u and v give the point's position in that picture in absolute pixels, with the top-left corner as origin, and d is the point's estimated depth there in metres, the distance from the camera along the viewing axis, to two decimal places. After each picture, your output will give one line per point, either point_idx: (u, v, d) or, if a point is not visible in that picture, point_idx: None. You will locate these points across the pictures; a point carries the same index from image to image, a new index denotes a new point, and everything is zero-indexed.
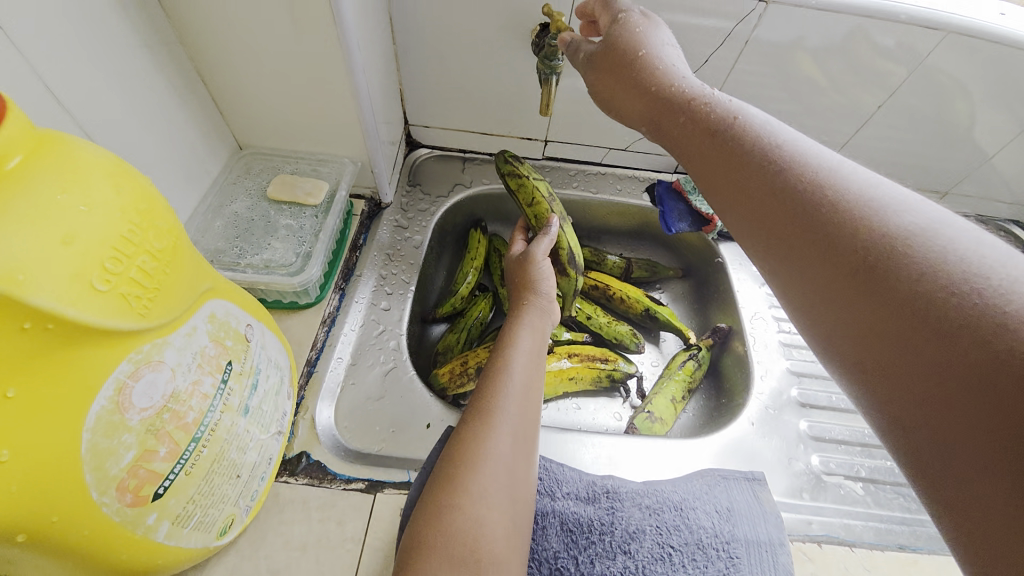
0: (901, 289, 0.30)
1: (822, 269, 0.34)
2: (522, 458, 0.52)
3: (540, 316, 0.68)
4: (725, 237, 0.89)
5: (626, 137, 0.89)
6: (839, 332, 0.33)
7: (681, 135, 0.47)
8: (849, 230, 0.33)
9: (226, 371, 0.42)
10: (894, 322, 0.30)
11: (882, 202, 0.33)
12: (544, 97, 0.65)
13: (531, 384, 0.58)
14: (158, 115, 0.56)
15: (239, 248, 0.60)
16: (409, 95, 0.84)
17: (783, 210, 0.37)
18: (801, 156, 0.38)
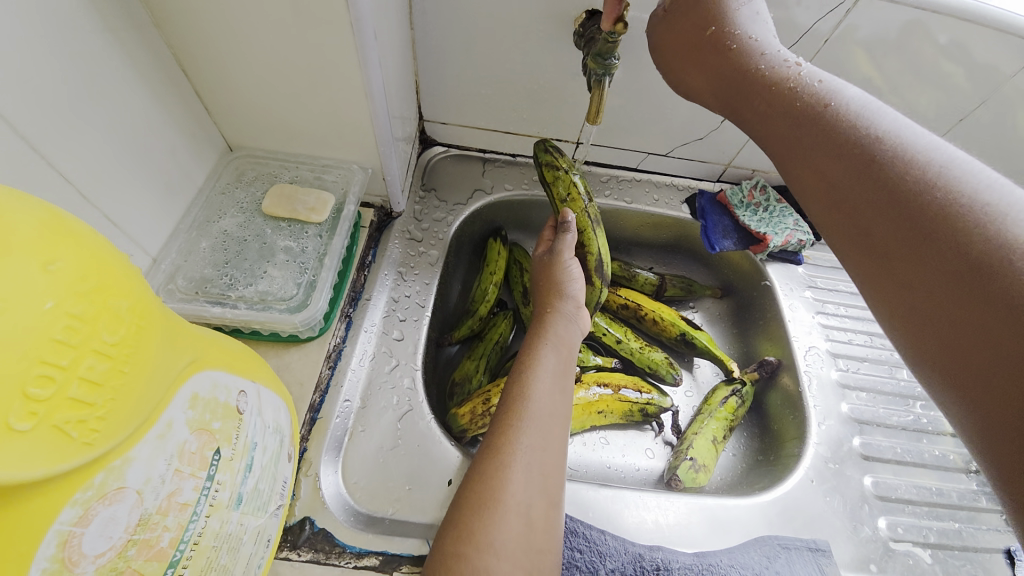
0: (1010, 294, 0.28)
1: (924, 262, 0.32)
2: (544, 501, 0.45)
3: (567, 328, 0.58)
4: (774, 257, 0.81)
5: (669, 141, 0.79)
6: (926, 330, 0.32)
7: (762, 118, 0.45)
8: (954, 230, 0.31)
9: (214, 462, 0.33)
10: (998, 324, 0.28)
11: (997, 205, 0.31)
12: (593, 103, 0.55)
13: (555, 413, 0.50)
14: (130, 117, 0.45)
15: (229, 277, 0.51)
16: (426, 87, 0.73)
17: (888, 192, 0.35)
18: (904, 148, 0.36)
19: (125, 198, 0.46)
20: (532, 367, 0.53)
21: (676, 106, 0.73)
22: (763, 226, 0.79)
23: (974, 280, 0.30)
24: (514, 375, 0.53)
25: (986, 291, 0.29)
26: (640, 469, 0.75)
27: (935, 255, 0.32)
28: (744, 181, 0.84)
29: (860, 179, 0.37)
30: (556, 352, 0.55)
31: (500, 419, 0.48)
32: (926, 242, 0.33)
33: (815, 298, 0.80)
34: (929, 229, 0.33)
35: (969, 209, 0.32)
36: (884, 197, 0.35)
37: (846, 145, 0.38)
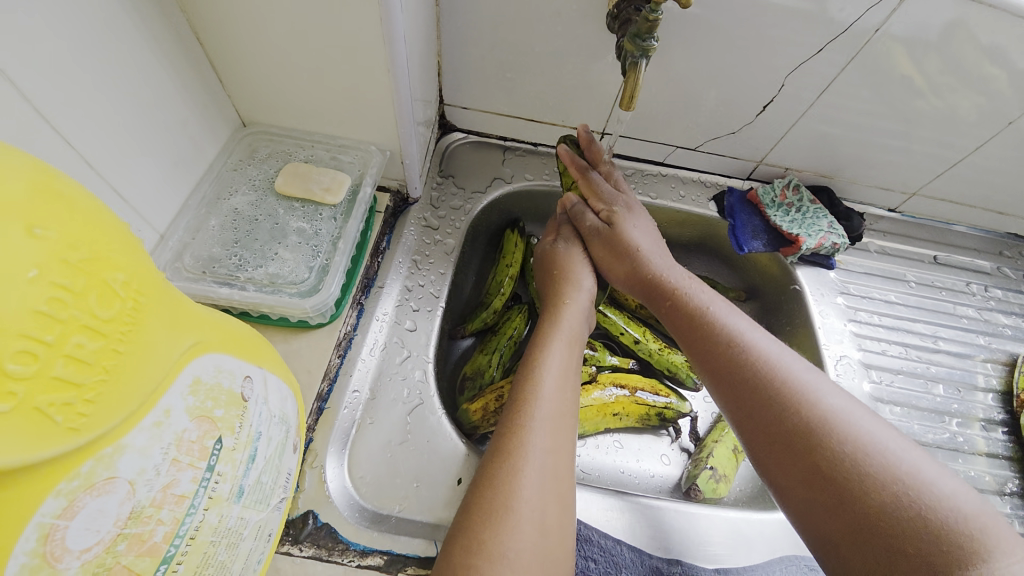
0: (810, 453, 0.41)
1: (777, 465, 0.43)
2: (557, 505, 0.43)
3: (577, 322, 0.56)
4: (804, 261, 0.77)
5: (699, 135, 0.76)
6: (787, 477, 0.42)
7: (669, 313, 0.56)
8: (786, 421, 0.43)
9: (214, 452, 0.31)
10: (810, 466, 0.41)
11: (807, 392, 0.44)
12: (627, 87, 0.52)
13: (562, 414, 0.47)
14: (139, 86, 0.43)
15: (238, 258, 0.49)
16: (448, 68, 0.70)
17: (754, 389, 0.46)
18: (758, 356, 0.48)
19: (133, 169, 0.44)
20: (540, 364, 0.50)
21: (710, 98, 0.69)
22: (795, 227, 0.75)
23: (824, 478, 0.40)
24: (522, 374, 0.50)
25: (828, 469, 0.40)
26: (655, 475, 0.72)
27: (784, 474, 0.42)
28: (776, 179, 0.80)
29: (731, 394, 0.48)
30: (566, 348, 0.53)
31: (508, 420, 0.46)
32: (777, 431, 0.44)
33: (847, 305, 0.76)
34: (779, 416, 0.44)
35: (795, 400, 0.44)
36: (755, 403, 0.46)
37: (724, 356, 0.49)
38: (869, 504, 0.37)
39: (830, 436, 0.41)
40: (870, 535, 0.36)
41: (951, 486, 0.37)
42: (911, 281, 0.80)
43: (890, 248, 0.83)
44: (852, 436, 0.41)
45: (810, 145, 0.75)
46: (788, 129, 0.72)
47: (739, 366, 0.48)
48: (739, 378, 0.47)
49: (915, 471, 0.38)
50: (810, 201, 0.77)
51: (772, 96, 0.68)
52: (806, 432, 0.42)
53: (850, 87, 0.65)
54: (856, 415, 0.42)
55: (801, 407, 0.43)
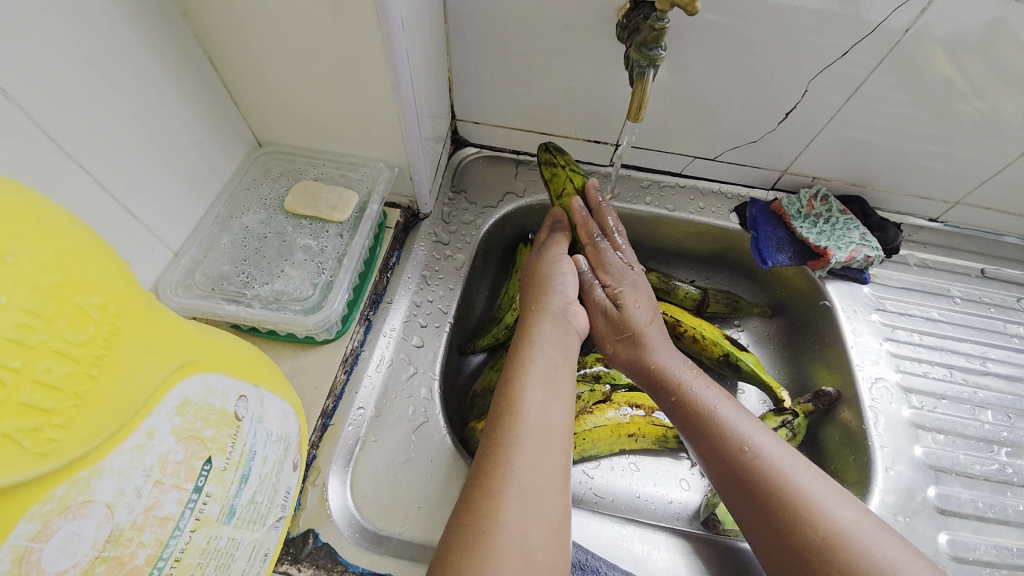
0: (754, 503, 0.44)
1: (750, 523, 0.45)
2: (551, 529, 0.40)
3: (558, 334, 0.54)
4: (835, 275, 0.73)
5: (718, 145, 0.73)
6: (746, 521, 0.45)
7: (625, 358, 0.56)
8: (731, 471, 0.46)
9: (202, 474, 0.31)
10: (765, 522, 0.43)
11: (743, 433, 0.47)
12: (635, 97, 0.50)
13: (551, 426, 0.45)
14: (151, 110, 0.45)
15: (246, 275, 0.50)
16: (459, 84, 0.70)
17: (715, 445, 0.48)
18: (690, 394, 0.51)
19: (146, 190, 0.46)
20: (521, 377, 0.48)
21: (727, 106, 0.67)
22: (823, 240, 0.70)
23: (778, 534, 0.42)
24: (504, 388, 0.48)
25: (778, 530, 0.42)
26: (673, 502, 0.68)
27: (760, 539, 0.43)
28: (803, 189, 0.76)
29: (694, 424, 0.50)
30: (549, 359, 0.50)
31: (490, 437, 0.44)
32: (749, 516, 0.45)
33: (883, 323, 0.71)
34: (732, 501, 0.46)
35: (733, 447, 0.47)
36: (716, 458, 0.47)
37: (692, 400, 0.51)
38: (798, 540, 0.41)
39: (784, 481, 0.43)
40: None
41: (854, 517, 0.41)
42: (957, 298, 0.74)
43: (931, 261, 0.77)
44: (754, 458, 0.45)
45: (838, 153, 0.70)
46: (814, 136, 0.69)
47: (708, 423, 0.49)
48: (710, 442, 0.48)
49: (844, 522, 0.40)
50: (840, 211, 0.73)
51: (795, 102, 0.64)
52: (767, 483, 0.44)
53: (880, 91, 0.61)
54: (794, 466, 0.45)
55: (752, 453, 0.46)
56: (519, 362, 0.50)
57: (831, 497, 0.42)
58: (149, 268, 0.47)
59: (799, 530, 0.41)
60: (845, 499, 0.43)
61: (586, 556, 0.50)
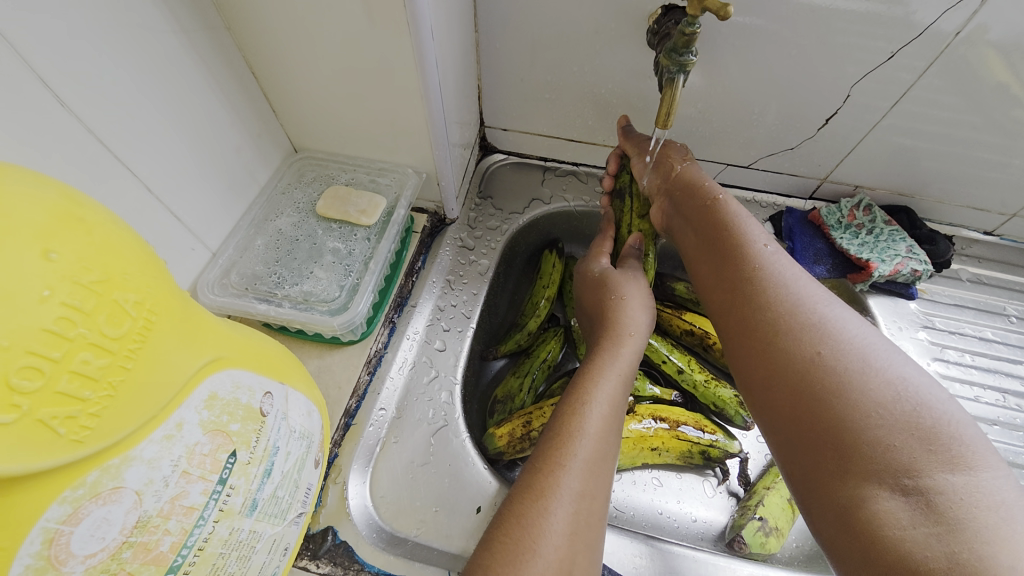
0: (787, 352, 0.43)
1: (798, 371, 0.41)
2: (586, 552, 0.40)
3: (631, 357, 0.52)
4: (877, 289, 0.69)
5: (752, 152, 0.71)
6: (751, 363, 0.45)
7: (693, 216, 0.56)
8: (773, 315, 0.45)
9: (227, 466, 0.32)
10: (782, 370, 0.42)
11: (809, 306, 0.45)
12: (664, 104, 0.49)
13: (606, 455, 0.45)
14: (194, 118, 0.48)
15: (278, 276, 0.52)
16: (488, 91, 0.71)
17: (758, 307, 0.46)
18: (771, 261, 0.49)
19: (188, 192, 0.48)
20: (592, 401, 0.47)
21: (762, 111, 0.64)
22: (865, 252, 0.67)
23: (830, 398, 0.39)
24: (568, 408, 0.47)
25: (837, 397, 0.38)
26: (697, 520, 0.66)
27: (808, 371, 0.41)
28: (843, 198, 0.72)
29: (741, 316, 0.48)
30: (619, 386, 0.49)
31: (545, 456, 0.44)
32: (804, 353, 0.41)
33: (931, 342, 0.66)
34: (792, 340, 0.43)
35: (784, 302, 0.45)
36: (791, 342, 0.43)
37: (749, 282, 0.48)
38: (874, 396, 0.37)
39: (836, 356, 0.40)
40: (840, 445, 0.37)
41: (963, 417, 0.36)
42: (1013, 317, 0.69)
43: (985, 276, 0.72)
44: (824, 335, 0.42)
45: (882, 161, 0.67)
46: (856, 143, 0.66)
47: (761, 294, 0.47)
48: (768, 295, 0.46)
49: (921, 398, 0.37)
50: (885, 222, 0.69)
51: (835, 107, 0.62)
52: (830, 344, 0.41)
53: (930, 96, 0.58)
54: (880, 352, 0.41)
55: (821, 336, 0.42)
56: (591, 385, 0.49)
57: (896, 365, 0.39)
58: (189, 266, 0.50)
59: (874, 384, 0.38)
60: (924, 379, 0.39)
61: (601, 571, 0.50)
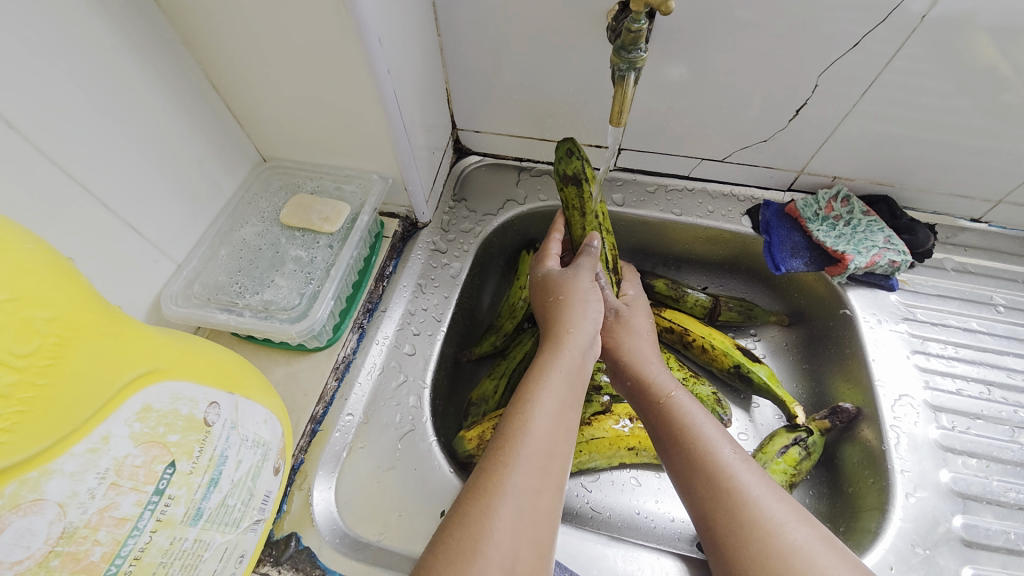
0: (713, 501, 0.46)
1: (690, 497, 0.48)
2: (534, 549, 0.40)
3: (577, 354, 0.52)
4: (857, 281, 0.67)
5: (725, 145, 0.70)
6: (710, 535, 0.45)
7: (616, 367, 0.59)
8: (694, 467, 0.48)
9: (164, 477, 0.32)
10: (720, 519, 0.45)
11: (714, 440, 0.49)
12: (615, 102, 0.49)
13: (552, 452, 0.44)
14: (152, 132, 0.49)
15: (240, 285, 0.52)
16: (457, 94, 0.71)
17: (694, 474, 0.48)
18: (679, 409, 0.52)
19: (146, 205, 0.49)
20: (535, 402, 0.46)
21: (732, 103, 0.63)
22: (841, 244, 0.66)
23: (711, 524, 0.45)
24: (511, 409, 0.47)
25: (717, 524, 0.45)
26: (675, 520, 0.65)
27: (694, 501, 0.47)
28: (822, 189, 0.71)
29: (664, 427, 0.52)
30: (564, 383, 0.49)
31: (493, 458, 0.43)
32: (689, 479, 0.48)
33: (912, 335, 0.64)
34: (681, 464, 0.49)
35: (699, 443, 0.49)
36: (689, 470, 0.48)
37: (671, 415, 0.52)
38: (739, 518, 0.44)
39: (742, 490, 0.45)
40: None
41: (803, 534, 0.42)
42: (1000, 307, 0.67)
43: (971, 265, 0.70)
44: (729, 467, 0.47)
45: (859, 150, 0.65)
46: (830, 133, 0.64)
47: (685, 434, 0.50)
48: (665, 425, 0.52)
49: (771, 517, 0.43)
50: (863, 213, 0.67)
51: (805, 98, 0.61)
52: (704, 462, 0.47)
53: (901, 82, 0.56)
54: (745, 470, 0.47)
55: (710, 448, 0.48)
56: (534, 386, 0.48)
57: (786, 500, 0.45)
58: (151, 278, 0.50)
59: (739, 504, 0.44)
60: (779, 497, 0.45)
61: None
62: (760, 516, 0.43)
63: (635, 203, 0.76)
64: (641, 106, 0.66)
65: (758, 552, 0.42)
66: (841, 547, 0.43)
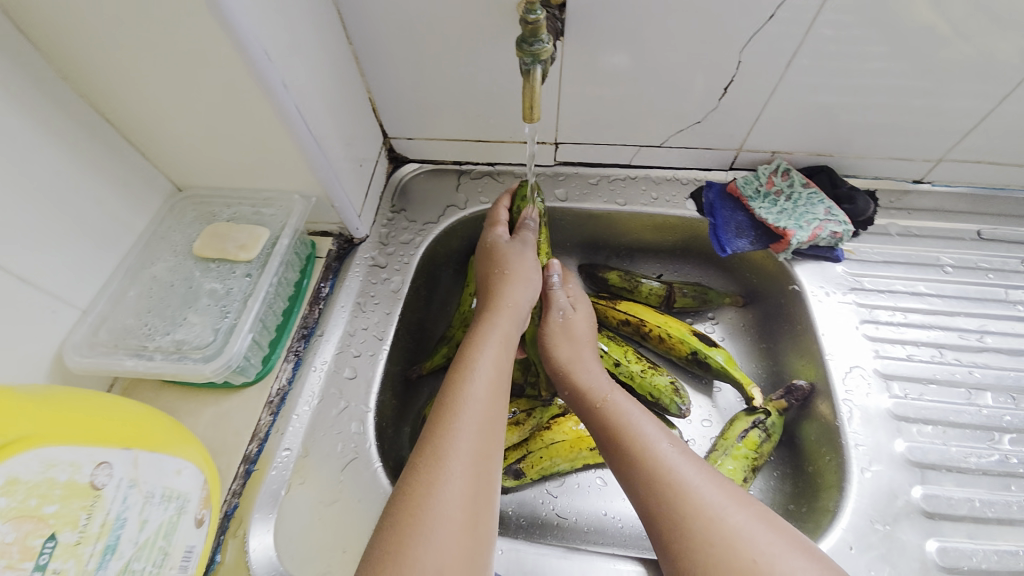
0: (655, 497, 0.44)
1: (636, 499, 0.46)
2: (478, 549, 0.41)
3: (501, 356, 0.53)
4: (803, 255, 0.66)
5: (661, 130, 0.68)
6: (655, 536, 0.43)
7: (558, 376, 0.58)
8: (636, 464, 0.47)
9: (42, 551, 0.31)
10: (663, 516, 0.43)
11: (652, 437, 0.48)
12: (525, 98, 0.47)
13: (478, 475, 0.44)
14: (38, 175, 0.45)
15: (149, 327, 0.50)
16: (382, 102, 0.68)
17: (635, 474, 0.46)
18: (617, 411, 0.51)
19: (39, 251, 0.45)
20: (462, 411, 0.47)
21: (661, 87, 0.62)
22: (783, 219, 0.65)
23: (658, 523, 0.43)
24: (437, 421, 0.46)
25: (662, 523, 0.43)
26: None
27: (640, 503, 0.45)
28: (762, 165, 0.70)
29: (604, 430, 0.51)
30: (489, 387, 0.49)
31: (420, 476, 0.43)
32: (631, 481, 0.47)
33: (859, 305, 0.64)
34: (622, 466, 0.48)
35: (638, 441, 0.48)
36: (631, 470, 0.47)
37: (610, 416, 0.51)
38: (680, 513, 0.42)
39: (682, 481, 0.44)
40: None
41: (743, 516, 0.41)
42: (947, 267, 0.67)
43: (916, 228, 0.69)
44: (668, 460, 0.46)
45: (792, 123, 0.65)
46: (760, 108, 0.63)
47: (625, 434, 0.49)
48: (604, 428, 0.51)
49: (711, 505, 0.42)
50: (803, 185, 0.67)
51: (729, 78, 0.60)
52: (641, 461, 0.46)
53: (821, 51, 0.56)
54: (683, 463, 0.46)
55: (649, 445, 0.47)
56: (461, 394, 0.48)
57: (726, 488, 0.44)
58: (53, 329, 0.47)
59: (679, 497, 0.43)
60: (717, 483, 0.44)
61: None
62: (701, 506, 0.42)
63: (579, 197, 0.74)
64: (570, 97, 0.64)
65: (704, 545, 0.40)
66: (786, 532, 0.42)
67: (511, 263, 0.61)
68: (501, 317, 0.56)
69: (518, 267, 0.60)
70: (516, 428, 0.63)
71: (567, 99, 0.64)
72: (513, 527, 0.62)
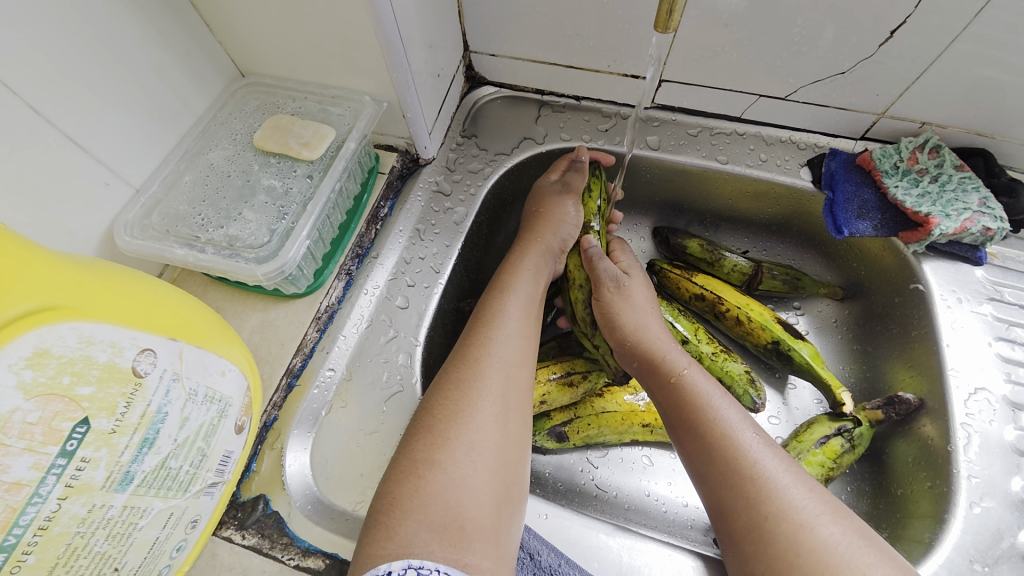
0: (729, 489, 0.39)
1: (702, 485, 0.42)
2: (516, 443, 0.42)
3: (535, 282, 0.53)
4: (935, 250, 0.56)
5: (792, 79, 0.56)
6: (725, 527, 0.39)
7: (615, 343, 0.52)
8: (710, 451, 0.41)
9: (71, 436, 0.28)
10: (738, 510, 0.38)
11: (733, 424, 0.42)
12: (665, 1, 0.38)
13: (508, 404, 0.43)
14: (90, 33, 0.40)
15: (203, 217, 0.46)
16: (469, 5, 0.58)
17: (710, 459, 0.41)
18: (692, 389, 0.45)
19: (93, 119, 0.42)
20: (491, 326, 0.47)
21: (813, 25, 0.50)
22: (924, 204, 0.54)
23: (727, 514, 0.39)
24: (470, 337, 0.47)
25: (736, 516, 0.38)
26: (689, 506, 0.58)
27: (709, 491, 0.41)
28: (904, 138, 0.58)
29: (676, 409, 0.45)
30: (523, 307, 0.50)
31: (450, 381, 0.43)
32: (703, 463, 0.42)
33: (997, 318, 0.54)
34: (694, 449, 0.43)
35: (714, 426, 0.42)
36: (706, 455, 0.42)
37: (684, 392, 0.45)
38: (761, 511, 0.37)
39: (764, 479, 0.38)
40: None
41: (838, 530, 0.36)
42: None
43: None
44: (748, 452, 0.40)
45: (968, 89, 0.51)
46: (926, 68, 0.51)
47: (701, 416, 0.43)
48: (675, 405, 0.46)
49: (799, 510, 0.37)
50: (955, 167, 0.56)
51: (902, 17, 0.47)
52: (719, 445, 0.41)
53: None
54: (767, 456, 0.40)
55: (728, 433, 0.42)
56: (495, 310, 0.49)
57: (811, 492, 0.38)
58: (105, 203, 0.44)
59: (762, 494, 0.38)
60: (807, 486, 0.39)
61: (558, 563, 0.43)
62: (788, 509, 0.37)
63: (674, 147, 0.64)
64: (693, 25, 0.53)
65: (785, 552, 0.35)
66: (883, 548, 0.36)
67: (548, 205, 0.58)
68: (518, 265, 0.54)
69: (556, 211, 0.57)
70: (568, 390, 0.56)
71: (688, 25, 0.53)
72: (551, 490, 0.58)
